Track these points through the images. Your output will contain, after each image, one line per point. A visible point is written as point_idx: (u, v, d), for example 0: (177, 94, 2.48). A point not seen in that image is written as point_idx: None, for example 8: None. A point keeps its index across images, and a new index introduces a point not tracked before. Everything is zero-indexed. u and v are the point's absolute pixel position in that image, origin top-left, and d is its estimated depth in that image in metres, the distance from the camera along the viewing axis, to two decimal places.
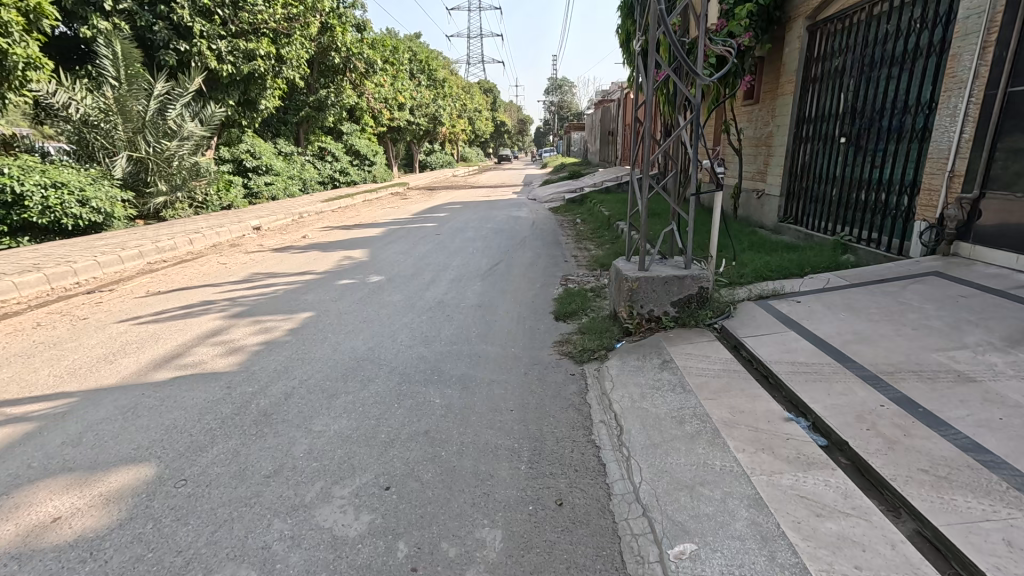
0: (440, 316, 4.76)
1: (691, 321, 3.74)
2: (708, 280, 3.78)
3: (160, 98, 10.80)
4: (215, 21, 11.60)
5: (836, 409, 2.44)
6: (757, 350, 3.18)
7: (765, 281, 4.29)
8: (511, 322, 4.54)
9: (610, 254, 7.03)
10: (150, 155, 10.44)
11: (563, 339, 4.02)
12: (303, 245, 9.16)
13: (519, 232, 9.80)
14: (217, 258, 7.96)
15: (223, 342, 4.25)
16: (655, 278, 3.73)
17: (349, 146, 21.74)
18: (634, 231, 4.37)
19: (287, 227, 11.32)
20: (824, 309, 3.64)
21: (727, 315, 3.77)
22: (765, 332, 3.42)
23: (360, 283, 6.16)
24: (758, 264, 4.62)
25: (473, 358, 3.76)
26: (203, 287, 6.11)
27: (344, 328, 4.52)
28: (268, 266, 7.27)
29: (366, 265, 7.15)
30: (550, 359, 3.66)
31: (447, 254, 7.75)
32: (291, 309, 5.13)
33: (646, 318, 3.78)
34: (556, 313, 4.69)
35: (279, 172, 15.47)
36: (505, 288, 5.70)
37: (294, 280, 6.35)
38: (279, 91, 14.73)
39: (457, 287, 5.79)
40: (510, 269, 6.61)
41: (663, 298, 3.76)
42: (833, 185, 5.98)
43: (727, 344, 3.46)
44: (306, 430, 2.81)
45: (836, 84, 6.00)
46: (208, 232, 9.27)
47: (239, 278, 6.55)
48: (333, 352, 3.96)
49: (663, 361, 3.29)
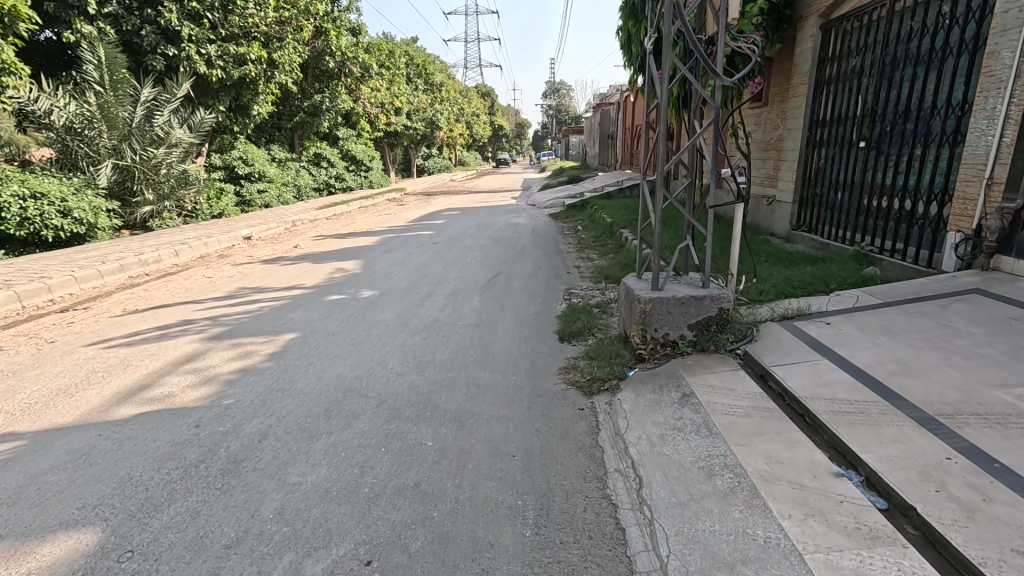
0: (434, 337, 4.41)
1: (710, 346, 3.39)
2: (728, 300, 3.44)
3: (147, 104, 10.48)
4: (205, 25, 11.29)
5: (893, 461, 2.09)
6: (789, 382, 2.84)
7: (788, 299, 3.95)
8: (511, 344, 4.18)
9: (614, 265, 6.68)
10: (136, 164, 10.11)
11: (568, 365, 3.66)
12: (294, 256, 8.80)
13: (518, 240, 9.45)
14: (203, 271, 7.61)
15: (197, 370, 3.90)
16: (670, 298, 3.39)
17: (345, 151, 21.43)
18: (644, 245, 4.02)
19: (279, 236, 10.98)
20: (857, 332, 3.29)
21: (749, 339, 3.42)
22: (794, 360, 3.07)
23: (350, 299, 5.80)
24: (779, 280, 4.27)
25: (471, 388, 3.41)
26: (184, 304, 5.75)
27: (330, 352, 4.16)
28: (255, 280, 6.90)
29: (358, 279, 6.79)
30: (556, 390, 3.31)
31: (444, 265, 7.40)
32: (275, 330, 4.77)
33: (661, 343, 3.45)
34: (560, 333, 4.34)
35: (273, 179, 15.14)
36: (504, 303, 5.35)
37: (281, 296, 5.99)
38: (272, 96, 14.42)
39: (453, 302, 5.45)
40: (509, 282, 6.26)
41: (679, 320, 3.42)
42: (852, 192, 5.62)
43: (752, 373, 3.11)
44: (279, 483, 2.45)
45: (854, 85, 5.65)
46: (195, 242, 8.91)
47: (223, 294, 6.19)
48: (316, 382, 3.59)
49: (683, 394, 2.94)
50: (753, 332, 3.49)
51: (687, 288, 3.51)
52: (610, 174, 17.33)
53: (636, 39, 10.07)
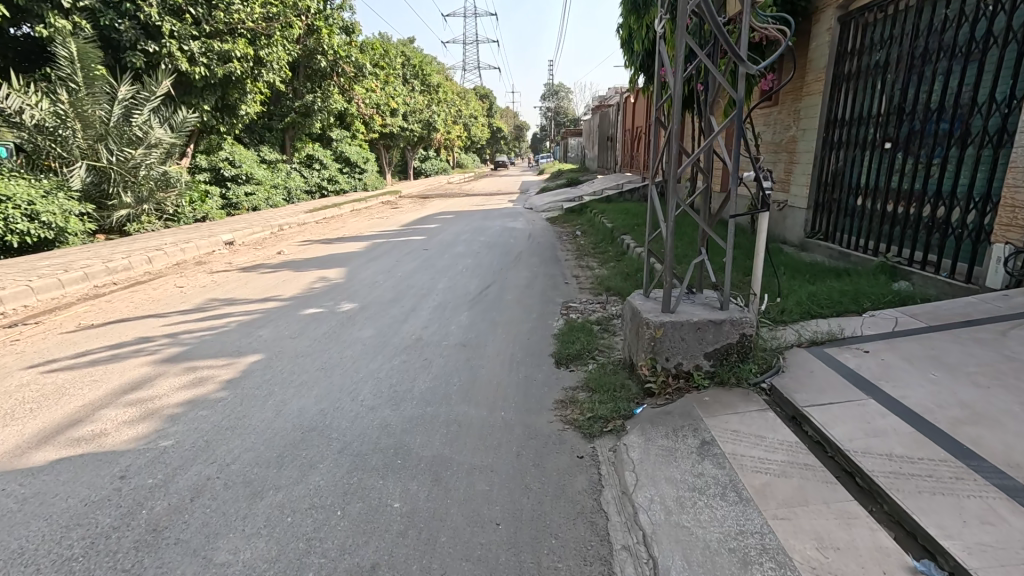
0: (414, 360, 3.92)
1: (730, 379, 2.91)
2: (751, 325, 2.96)
3: (125, 102, 9.99)
4: (187, 20, 10.82)
5: (987, 553, 1.60)
6: (830, 430, 2.35)
7: (815, 321, 3.48)
8: (500, 370, 3.69)
9: (616, 276, 6.20)
10: (112, 165, 9.63)
11: (565, 398, 3.18)
12: (276, 263, 8.31)
13: (514, 247, 8.97)
14: (175, 280, 7.10)
15: (142, 401, 3.41)
16: (684, 323, 2.91)
17: (339, 153, 20.95)
18: (653, 259, 3.53)
19: (263, 240, 10.48)
20: (904, 363, 2.81)
21: (775, 371, 2.94)
22: (833, 399, 2.59)
23: (328, 313, 5.31)
24: (803, 297, 3.80)
25: (452, 427, 2.92)
26: (145, 318, 5.26)
27: (297, 379, 3.67)
28: (229, 290, 6.40)
29: (339, 289, 6.30)
30: (551, 431, 2.83)
31: (433, 274, 6.93)
32: (239, 351, 4.28)
33: (672, 375, 2.97)
34: (558, 357, 3.86)
35: (261, 181, 14.65)
36: (495, 319, 4.86)
37: (254, 310, 5.49)
38: (260, 96, 13.96)
39: (439, 318, 4.96)
40: (502, 294, 5.76)
41: (694, 348, 2.94)
42: (875, 197, 5.16)
43: (782, 414, 2.63)
44: (202, 564, 1.96)
45: (876, 81, 5.20)
46: (172, 248, 8.41)
47: (191, 307, 5.70)
48: (273, 418, 3.10)
49: (702, 442, 2.46)
50: (779, 362, 3.01)
51: (702, 310, 3.03)
52: (609, 177, 16.87)
53: (638, 35, 9.64)
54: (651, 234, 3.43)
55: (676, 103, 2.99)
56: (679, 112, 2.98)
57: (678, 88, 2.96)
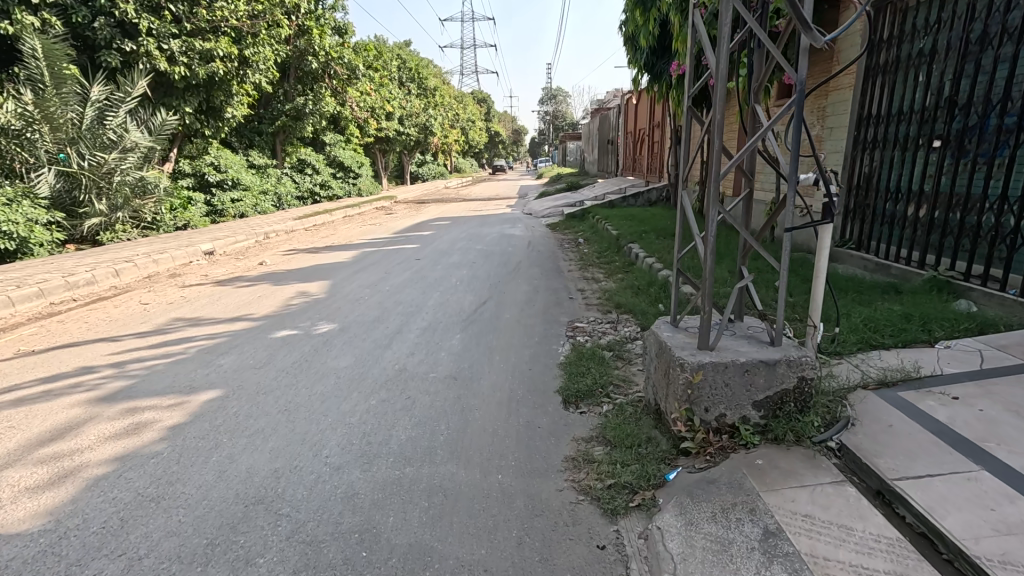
0: (395, 400, 3.29)
1: (788, 436, 2.30)
2: (812, 366, 2.35)
3: (98, 104, 9.40)
4: (167, 17, 10.25)
5: None
6: (944, 520, 1.74)
7: (878, 354, 2.88)
8: (497, 414, 3.06)
9: (625, 290, 5.60)
10: (83, 170, 9.02)
11: (577, 454, 2.58)
12: (255, 274, 7.69)
13: (513, 256, 8.37)
14: (141, 296, 6.48)
15: (57, 458, 2.79)
16: (729, 363, 2.30)
17: (332, 158, 20.38)
18: (682, 280, 2.92)
19: (246, 250, 9.87)
20: (1010, 415, 2.21)
21: (844, 425, 2.32)
22: (933, 470, 1.98)
23: (302, 336, 4.69)
24: (857, 322, 3.20)
25: (435, 500, 2.30)
26: (94, 343, 4.63)
27: (252, 425, 3.05)
28: (197, 308, 5.78)
29: (319, 307, 5.67)
30: (563, 505, 2.23)
31: (423, 288, 6.31)
32: (192, 386, 3.66)
33: (713, 430, 2.36)
34: (566, 395, 3.26)
35: (249, 187, 14.08)
36: (492, 345, 4.23)
37: (219, 332, 4.87)
38: (247, 98, 13.41)
39: (427, 342, 4.35)
40: (499, 312, 5.13)
41: (741, 396, 2.33)
42: (919, 203, 4.57)
43: (863, 487, 2.02)
44: None
45: (921, 71, 4.60)
46: (143, 260, 7.79)
47: (150, 328, 5.07)
48: (211, 483, 2.47)
49: (765, 533, 1.84)
50: (847, 411, 2.40)
51: (749, 347, 2.42)
52: (611, 181, 16.31)
53: (645, 29, 9.13)
54: (680, 253, 2.79)
55: (720, 86, 2.30)
56: (724, 97, 2.29)
57: (722, 67, 2.29)
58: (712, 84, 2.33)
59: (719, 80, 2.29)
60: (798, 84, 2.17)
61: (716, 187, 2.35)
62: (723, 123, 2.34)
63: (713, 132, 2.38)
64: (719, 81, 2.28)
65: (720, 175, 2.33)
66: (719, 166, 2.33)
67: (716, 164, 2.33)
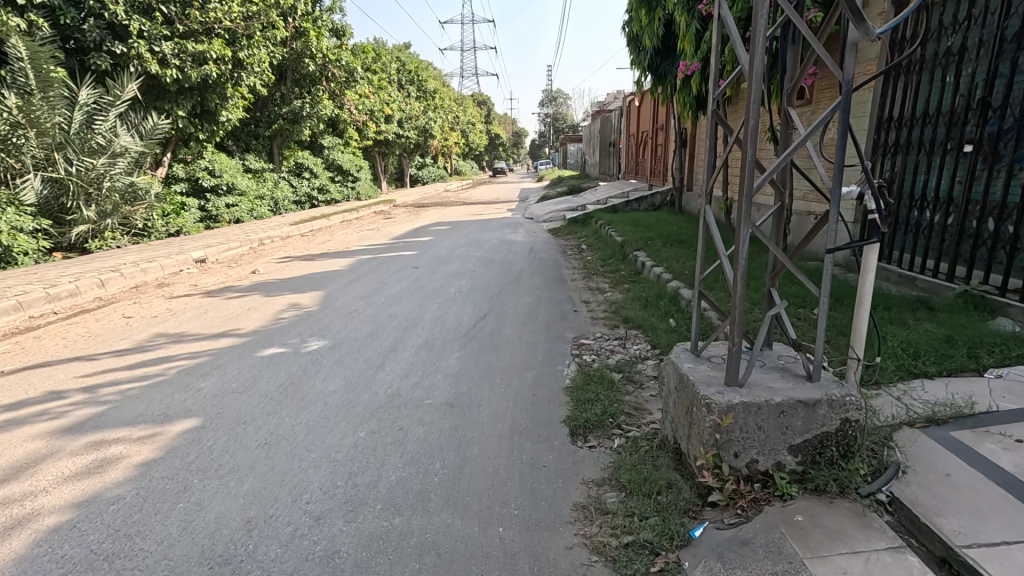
0: (385, 432, 2.99)
1: (830, 486, 2.01)
2: (857, 407, 2.06)
3: (87, 108, 9.14)
4: (158, 19, 10.00)
5: None
6: None
7: (921, 385, 2.60)
8: (498, 451, 2.77)
9: (632, 302, 5.31)
10: (71, 176, 8.74)
11: (589, 501, 2.30)
12: (247, 284, 7.40)
13: (513, 263, 8.08)
14: (126, 308, 6.19)
15: (7, 503, 2.50)
16: (763, 404, 2.02)
17: (331, 161, 20.11)
18: (704, 304, 2.63)
19: (239, 257, 9.60)
20: None
21: (894, 474, 2.04)
22: (1009, 536, 1.69)
23: (289, 355, 4.40)
24: (893, 346, 2.92)
25: (427, 560, 2.01)
26: (68, 363, 4.34)
27: (227, 463, 2.76)
28: (182, 322, 5.49)
29: (310, 321, 5.39)
30: (574, 567, 1.94)
31: (420, 300, 6.03)
32: (166, 414, 3.36)
33: (744, 478, 2.08)
34: (573, 425, 2.99)
35: (244, 192, 13.84)
36: (492, 365, 3.95)
37: (202, 350, 4.58)
38: (243, 101, 13.19)
39: (423, 362, 4.06)
40: (501, 328, 4.84)
41: (775, 441, 2.05)
42: (947, 211, 4.28)
43: (925, 554, 1.73)
44: None
45: (950, 71, 4.32)
46: (130, 269, 7.50)
47: (129, 346, 4.78)
48: (174, 538, 2.18)
49: None
50: (895, 455, 2.10)
51: (783, 383, 2.13)
52: (613, 184, 16.05)
53: (649, 29, 8.87)
54: (703, 273, 2.49)
55: (754, 88, 2.00)
56: (759, 101, 1.99)
57: (757, 66, 1.99)
58: (745, 86, 2.04)
59: (753, 84, 2.00)
60: (847, 82, 1.88)
61: (748, 203, 2.04)
62: (758, 130, 2.02)
63: (745, 141, 2.06)
64: (754, 82, 1.99)
65: (754, 188, 2.03)
66: (754, 177, 2.02)
67: (749, 176, 2.02)
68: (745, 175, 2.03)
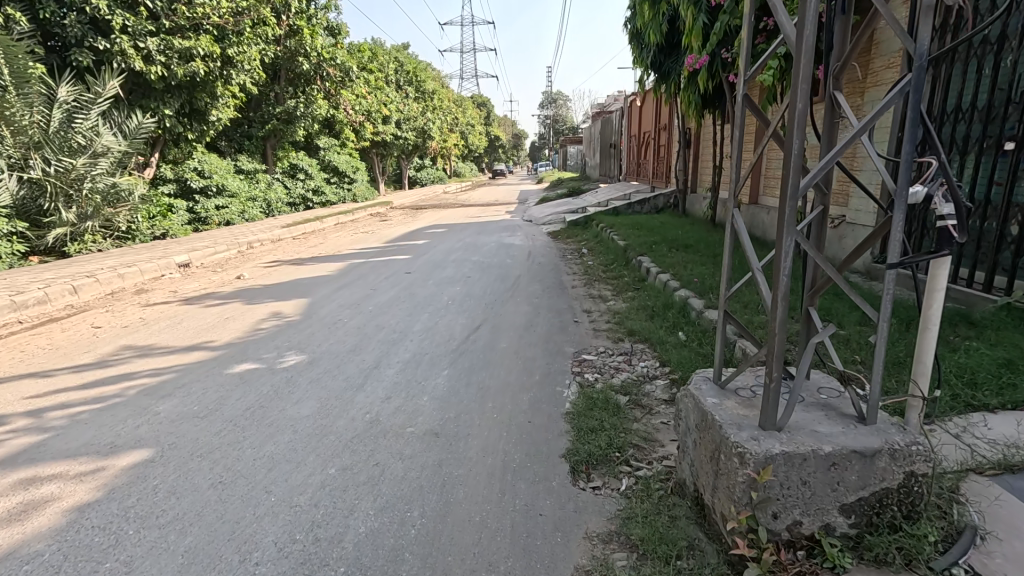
0: (358, 469, 2.61)
1: (893, 557, 1.62)
2: (925, 458, 1.67)
3: (66, 106, 8.74)
4: (143, 14, 9.64)
5: None
6: None
7: (984, 420, 2.22)
8: (486, 495, 2.38)
9: (638, 313, 4.93)
10: (48, 176, 8.34)
11: (593, 564, 1.93)
12: (229, 291, 7.01)
13: (511, 269, 7.71)
14: (96, 317, 5.80)
15: None
16: (809, 456, 1.64)
17: (326, 162, 19.72)
18: (729, 325, 2.22)
19: (226, 261, 9.22)
20: None
21: (974, 540, 1.65)
22: None
23: (262, 372, 4.00)
24: (943, 372, 2.54)
25: None
26: (19, 382, 3.94)
27: (173, 507, 2.38)
28: (152, 333, 5.10)
29: (290, 332, 4.99)
30: None
31: (410, 309, 5.65)
32: (114, 445, 2.98)
33: (785, 544, 1.69)
34: (576, 461, 2.61)
35: (234, 193, 13.48)
36: (484, 386, 3.55)
37: (168, 367, 4.19)
38: (233, 100, 12.87)
39: (409, 381, 3.69)
40: (495, 341, 4.45)
41: (824, 499, 1.66)
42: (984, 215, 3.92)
43: None
44: None
45: (987, 63, 3.93)
46: (107, 275, 7.11)
47: (91, 360, 4.39)
48: None
49: None
50: (969, 514, 1.72)
51: (830, 427, 1.75)
52: (614, 186, 15.69)
53: (653, 23, 8.50)
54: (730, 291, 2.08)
55: (803, 61, 1.55)
56: (811, 78, 1.54)
57: (810, 31, 1.53)
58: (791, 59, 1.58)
59: (803, 55, 1.56)
60: (922, 55, 1.49)
61: (793, 208, 1.61)
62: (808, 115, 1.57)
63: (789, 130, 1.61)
64: (805, 55, 1.55)
65: (801, 191, 1.60)
66: (801, 177, 1.59)
67: (796, 174, 1.60)
68: (791, 173, 1.60)
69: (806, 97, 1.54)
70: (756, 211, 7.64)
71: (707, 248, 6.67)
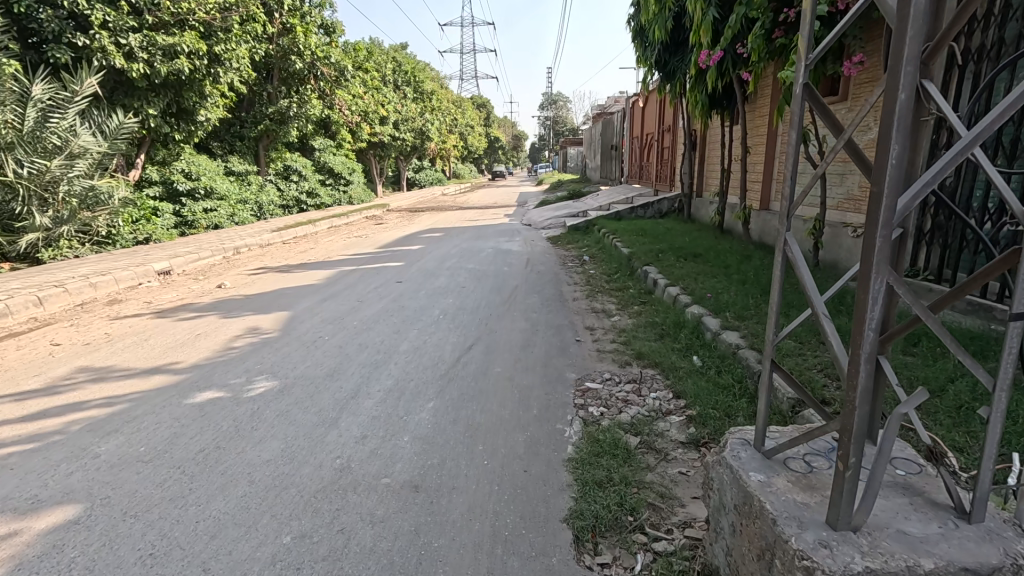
0: (318, 538, 2.17)
1: None
2: None
3: (41, 104, 8.28)
4: (124, 9, 9.20)
5: None
6: None
7: None
8: None
9: (645, 332, 4.51)
10: (21, 179, 7.89)
11: None
12: (207, 302, 6.57)
13: (508, 278, 7.28)
14: (58, 332, 5.35)
15: None
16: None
17: (322, 163, 19.29)
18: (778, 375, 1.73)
19: (209, 269, 8.77)
20: None
21: None
22: None
23: (226, 403, 3.56)
24: None
25: None
26: None
27: None
28: (113, 353, 4.65)
29: (264, 352, 4.55)
30: None
31: (398, 324, 5.22)
32: (36, 498, 2.53)
33: None
34: (580, 529, 2.17)
35: (224, 196, 13.06)
36: (474, 423, 3.11)
37: (121, 395, 3.73)
38: (222, 100, 12.49)
39: (388, 415, 3.25)
40: (488, 365, 4.02)
41: None
42: None
43: None
44: None
45: None
46: (77, 285, 6.67)
47: (38, 386, 3.95)
48: None
49: None
50: None
51: (922, 526, 1.32)
52: (615, 189, 15.28)
53: (659, 18, 8.08)
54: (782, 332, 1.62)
55: (911, 33, 1.10)
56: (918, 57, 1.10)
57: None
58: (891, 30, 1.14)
59: (907, 26, 1.11)
60: None
61: (886, 237, 1.15)
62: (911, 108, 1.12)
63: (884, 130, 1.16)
64: (912, 24, 1.10)
65: (899, 213, 1.14)
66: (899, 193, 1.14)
67: (891, 191, 1.15)
68: (884, 192, 1.16)
69: (910, 84, 1.11)
70: (767, 218, 7.21)
71: (717, 257, 6.24)
